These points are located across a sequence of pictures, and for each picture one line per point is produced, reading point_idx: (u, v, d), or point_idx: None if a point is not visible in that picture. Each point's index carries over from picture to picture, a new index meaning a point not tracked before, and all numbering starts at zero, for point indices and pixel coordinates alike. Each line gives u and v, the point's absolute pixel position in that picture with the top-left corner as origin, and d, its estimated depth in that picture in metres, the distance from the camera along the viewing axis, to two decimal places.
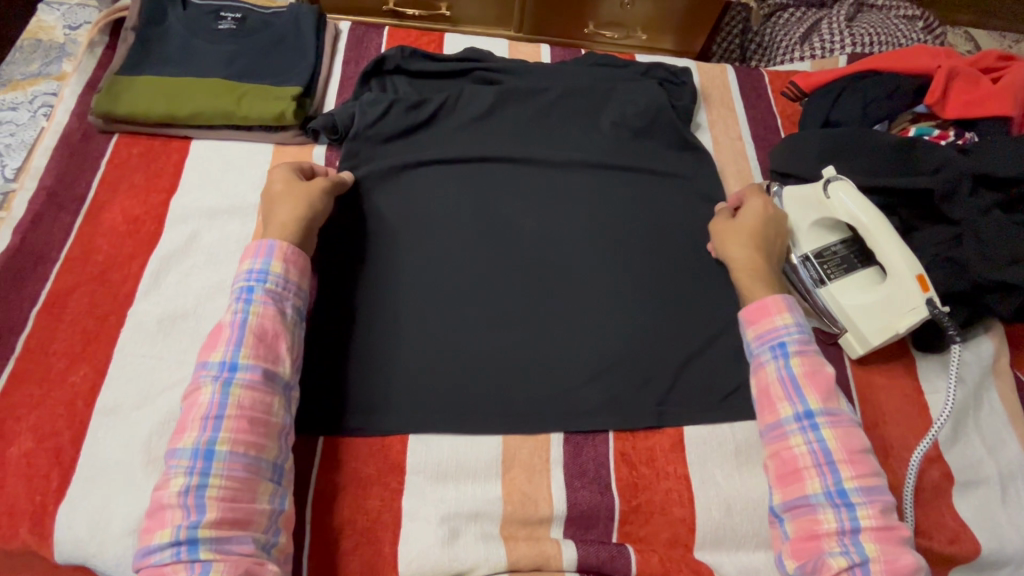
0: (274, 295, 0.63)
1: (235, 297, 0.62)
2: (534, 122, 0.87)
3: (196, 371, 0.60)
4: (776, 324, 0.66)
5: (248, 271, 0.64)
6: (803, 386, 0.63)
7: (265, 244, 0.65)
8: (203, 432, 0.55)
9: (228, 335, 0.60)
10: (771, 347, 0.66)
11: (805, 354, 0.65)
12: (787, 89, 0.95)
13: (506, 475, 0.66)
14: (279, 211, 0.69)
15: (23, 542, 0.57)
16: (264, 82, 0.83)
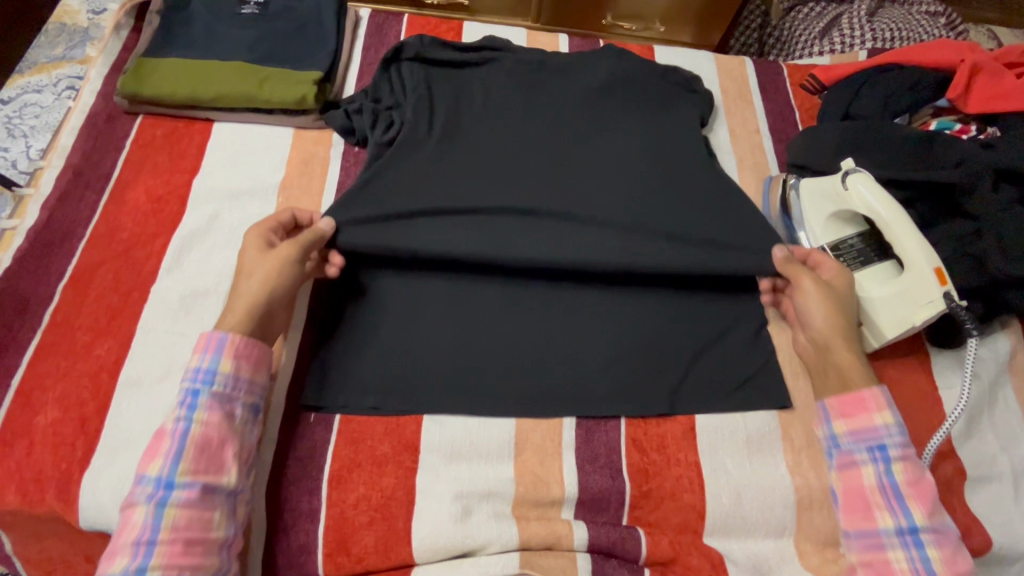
0: (221, 397, 0.58)
1: (179, 399, 0.57)
2: (554, 109, 0.86)
3: (132, 482, 0.56)
4: (876, 421, 0.62)
5: (194, 370, 0.58)
6: (907, 496, 0.60)
7: (214, 337, 0.60)
8: (135, 554, 0.52)
9: (165, 448, 0.55)
10: (868, 447, 0.62)
11: (908, 461, 0.61)
12: (806, 81, 0.96)
13: (518, 456, 0.66)
14: (242, 284, 0.64)
15: (49, 507, 0.59)
16: (286, 66, 0.84)
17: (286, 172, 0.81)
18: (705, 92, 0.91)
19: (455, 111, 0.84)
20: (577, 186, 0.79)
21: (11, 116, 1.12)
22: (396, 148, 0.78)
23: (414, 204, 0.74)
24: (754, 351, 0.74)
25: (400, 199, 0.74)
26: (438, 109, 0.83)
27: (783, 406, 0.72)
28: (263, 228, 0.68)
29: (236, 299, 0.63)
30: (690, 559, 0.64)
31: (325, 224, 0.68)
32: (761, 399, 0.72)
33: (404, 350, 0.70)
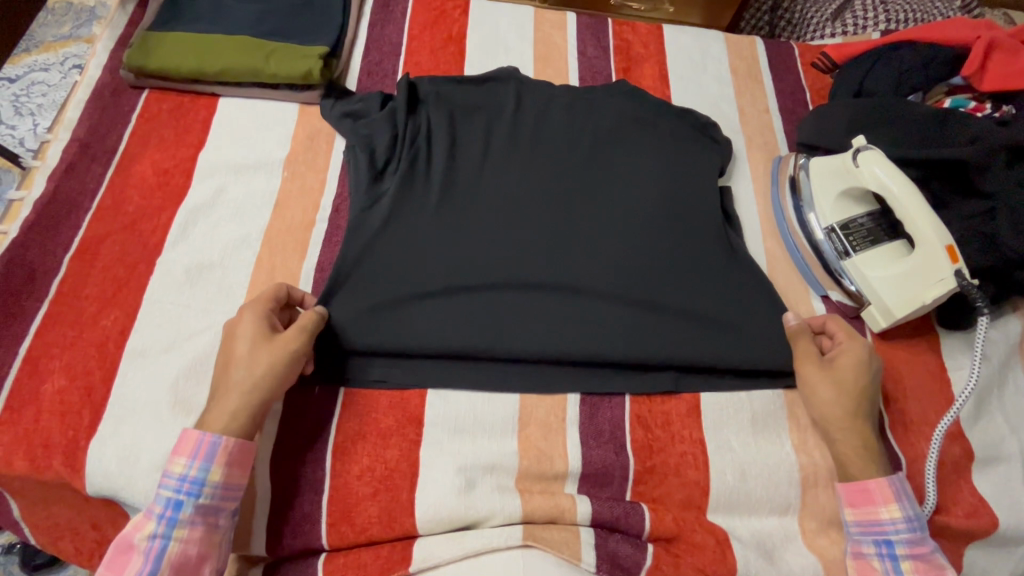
0: (206, 510, 0.56)
1: (158, 511, 0.55)
2: (558, 95, 0.87)
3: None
4: (884, 515, 0.61)
5: (177, 478, 0.56)
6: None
7: (202, 442, 0.56)
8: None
9: (138, 567, 0.53)
10: (875, 539, 0.62)
11: (914, 554, 0.61)
12: (816, 61, 0.95)
13: (522, 431, 0.66)
14: (234, 375, 0.59)
15: (57, 473, 0.60)
16: (291, 40, 0.84)
17: (292, 147, 0.81)
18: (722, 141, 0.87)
19: (453, 145, 0.81)
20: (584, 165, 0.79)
21: (19, 95, 1.12)
22: (399, 192, 0.75)
23: (420, 202, 0.75)
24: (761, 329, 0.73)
25: (406, 223, 0.73)
26: (437, 151, 0.79)
27: (789, 385, 0.71)
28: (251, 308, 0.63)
29: (226, 393, 0.59)
30: (694, 536, 0.64)
31: (317, 315, 0.64)
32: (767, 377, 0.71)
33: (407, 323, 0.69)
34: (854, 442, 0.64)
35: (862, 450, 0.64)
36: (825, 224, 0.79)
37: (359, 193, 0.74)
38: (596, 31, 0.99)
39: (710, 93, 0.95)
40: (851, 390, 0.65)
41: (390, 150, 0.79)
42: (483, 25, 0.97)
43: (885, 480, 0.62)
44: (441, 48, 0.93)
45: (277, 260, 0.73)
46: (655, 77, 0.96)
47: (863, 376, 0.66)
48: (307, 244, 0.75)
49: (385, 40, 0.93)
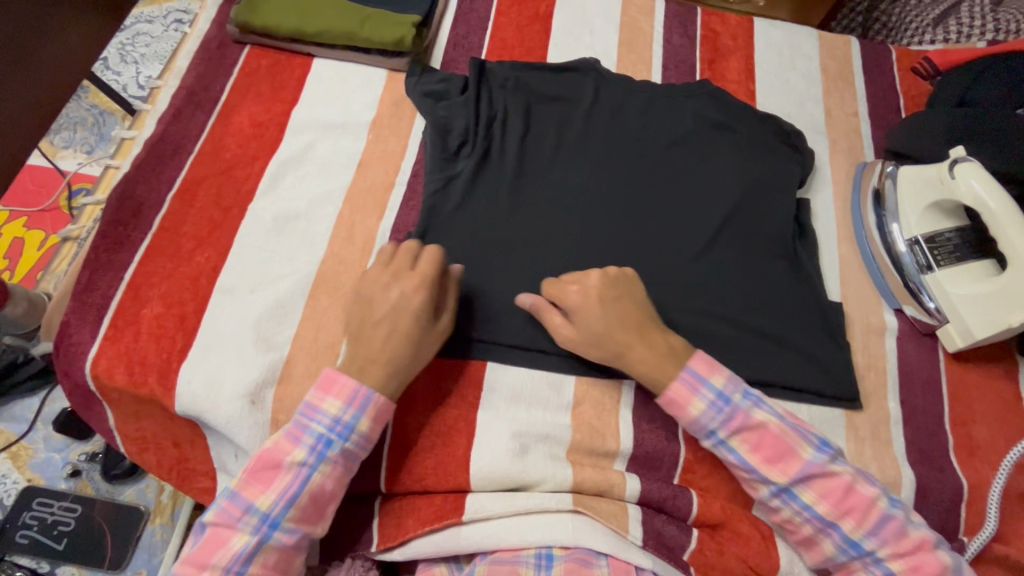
0: (349, 454, 0.60)
1: (312, 443, 0.59)
2: (636, 88, 0.88)
3: (230, 495, 0.58)
4: (693, 417, 0.62)
5: (331, 419, 0.60)
6: (772, 477, 0.60)
7: (359, 393, 0.60)
8: (229, 567, 0.56)
9: (284, 486, 0.58)
10: (707, 435, 0.63)
11: (736, 435, 0.61)
12: (917, 66, 0.90)
13: (576, 407, 0.68)
14: (371, 347, 0.62)
15: (150, 389, 0.65)
16: (386, 7, 0.86)
17: (378, 110, 0.84)
18: (805, 149, 0.86)
19: (526, 133, 0.83)
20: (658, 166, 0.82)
21: (124, 44, 1.20)
22: (473, 174, 0.78)
23: (492, 184, 0.78)
24: (824, 337, 0.74)
25: (479, 205, 0.77)
26: (510, 139, 0.82)
27: (851, 399, 0.71)
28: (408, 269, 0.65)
29: (369, 366, 0.61)
30: (741, 526, 0.64)
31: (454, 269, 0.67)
32: (827, 385, 0.71)
33: (476, 290, 0.72)
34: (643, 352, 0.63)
35: (654, 368, 0.62)
36: (909, 236, 0.76)
37: (435, 176, 0.78)
38: (683, 19, 0.98)
39: (797, 91, 0.93)
40: (602, 331, 0.63)
41: (467, 131, 0.82)
42: (570, 6, 0.97)
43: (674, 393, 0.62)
44: (527, 25, 0.94)
45: (357, 218, 0.76)
46: (741, 70, 0.94)
47: (599, 296, 0.64)
48: (386, 206, 0.78)
49: (473, 13, 0.94)
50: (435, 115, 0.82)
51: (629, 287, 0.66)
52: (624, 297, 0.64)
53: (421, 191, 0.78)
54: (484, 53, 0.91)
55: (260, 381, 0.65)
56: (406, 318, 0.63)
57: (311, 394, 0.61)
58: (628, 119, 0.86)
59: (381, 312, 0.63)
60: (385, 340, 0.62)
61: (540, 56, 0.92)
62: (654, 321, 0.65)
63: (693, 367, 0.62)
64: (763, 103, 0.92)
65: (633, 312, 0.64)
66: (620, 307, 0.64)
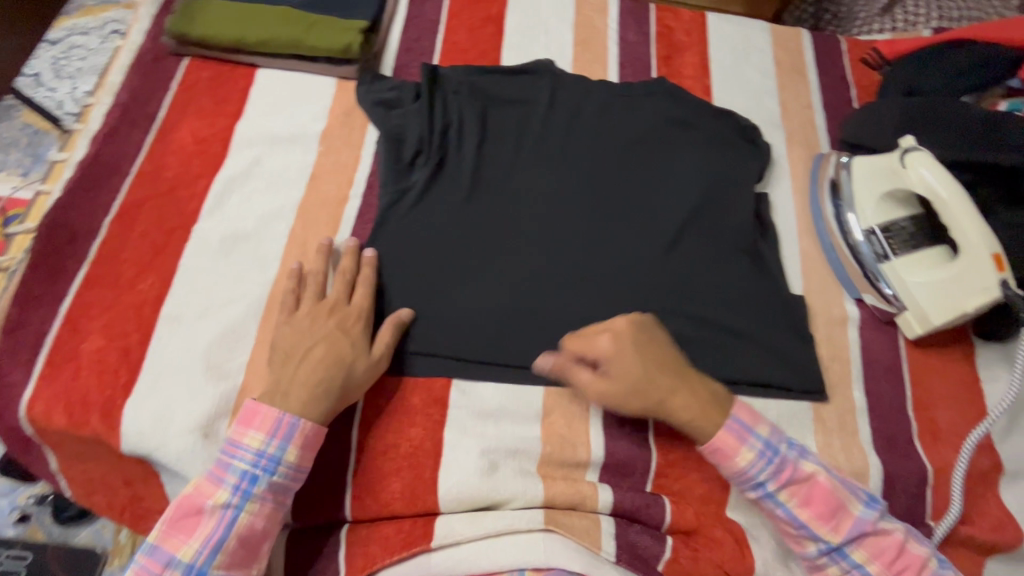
0: (277, 488, 0.58)
1: (234, 483, 0.56)
2: (593, 89, 0.87)
3: (151, 548, 0.56)
4: (736, 459, 0.60)
5: (253, 455, 0.57)
6: (806, 520, 0.60)
7: (279, 424, 0.58)
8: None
9: (207, 532, 0.56)
10: (752, 485, 0.61)
11: (776, 480, 0.60)
12: (866, 57, 0.92)
13: (546, 419, 0.67)
14: (297, 370, 0.60)
15: (93, 429, 0.61)
16: (331, 13, 0.83)
17: (328, 121, 0.81)
18: (762, 143, 0.86)
19: (483, 139, 0.82)
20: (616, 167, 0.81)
21: (58, 58, 1.14)
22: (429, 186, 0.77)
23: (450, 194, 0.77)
24: (788, 331, 0.74)
25: (437, 217, 0.75)
26: (466, 146, 0.80)
27: (816, 392, 0.71)
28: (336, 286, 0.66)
29: (294, 390, 0.59)
30: (714, 531, 0.64)
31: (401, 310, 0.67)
32: (793, 379, 0.71)
33: (438, 304, 0.70)
34: (680, 389, 0.61)
35: (697, 410, 0.61)
36: (865, 226, 0.77)
37: (390, 189, 0.76)
38: (637, 16, 0.97)
39: (752, 85, 0.93)
40: (638, 380, 0.61)
41: (422, 140, 0.79)
42: (524, 6, 0.95)
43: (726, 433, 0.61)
44: (480, 27, 0.92)
45: (310, 235, 0.73)
46: (697, 66, 0.94)
47: (667, 362, 0.62)
48: (340, 221, 0.75)
49: (423, 17, 0.92)
50: (388, 125, 0.80)
51: (652, 332, 0.63)
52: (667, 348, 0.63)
53: (376, 204, 0.76)
54: (437, 57, 0.89)
55: (212, 413, 0.62)
56: (329, 329, 0.63)
57: (232, 430, 0.59)
58: (586, 121, 0.85)
59: (300, 328, 0.63)
60: (309, 352, 0.61)
61: (495, 59, 0.90)
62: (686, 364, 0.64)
63: (738, 416, 0.62)
64: (719, 99, 0.92)
65: (671, 359, 0.62)
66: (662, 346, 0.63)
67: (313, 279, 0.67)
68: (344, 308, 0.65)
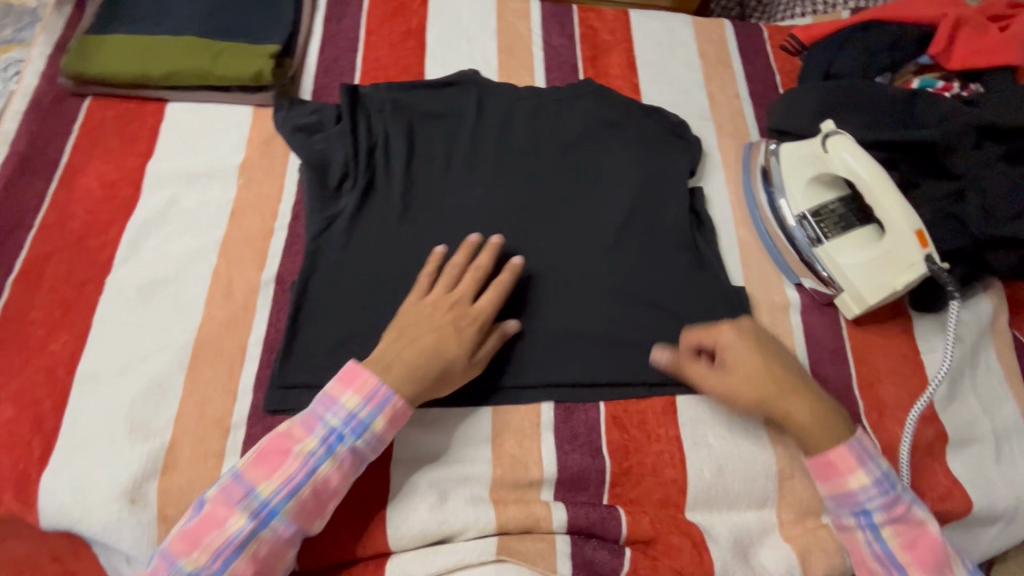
0: (359, 452, 0.58)
1: (323, 434, 0.56)
2: (519, 95, 0.86)
3: (234, 476, 0.55)
4: (881, 492, 0.60)
5: (346, 413, 0.57)
6: (903, 562, 0.59)
7: (378, 392, 0.58)
8: (213, 560, 0.52)
9: (289, 473, 0.55)
10: (852, 510, 0.61)
11: (879, 508, 0.60)
12: (786, 44, 0.93)
13: (495, 440, 0.65)
14: (399, 348, 0.61)
15: (8, 508, 0.57)
16: (239, 39, 0.80)
17: (247, 152, 0.77)
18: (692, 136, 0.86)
19: (412, 156, 0.79)
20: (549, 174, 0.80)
21: None
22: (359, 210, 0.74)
23: (381, 217, 0.74)
24: (735, 323, 0.73)
25: (368, 242, 0.73)
26: (394, 165, 0.78)
27: None
28: (466, 280, 0.65)
29: (392, 367, 0.59)
30: (670, 538, 0.64)
31: (512, 274, 0.66)
32: None
33: (375, 333, 0.67)
34: (761, 381, 0.63)
35: (813, 421, 0.62)
36: (796, 212, 0.77)
37: (318, 217, 0.73)
38: (560, 19, 0.96)
39: (680, 79, 0.93)
40: (757, 378, 0.63)
41: (347, 163, 0.77)
42: (444, 16, 0.93)
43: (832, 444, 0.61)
44: (400, 42, 0.90)
45: (235, 273, 0.70)
46: (624, 64, 0.94)
47: (761, 377, 0.63)
48: (266, 255, 0.72)
49: (341, 35, 0.89)
50: (310, 150, 0.77)
51: (770, 348, 0.65)
52: (762, 351, 0.64)
53: (303, 235, 0.73)
54: (357, 76, 0.86)
55: (139, 475, 0.59)
56: (445, 322, 0.62)
57: (331, 385, 0.59)
58: (515, 129, 0.83)
59: (424, 315, 0.63)
60: (416, 338, 0.61)
61: (418, 73, 0.88)
62: (805, 380, 0.64)
63: (856, 442, 0.61)
64: (648, 95, 0.92)
65: (785, 371, 0.64)
66: (780, 362, 0.64)
67: (452, 271, 0.66)
68: (467, 306, 0.64)
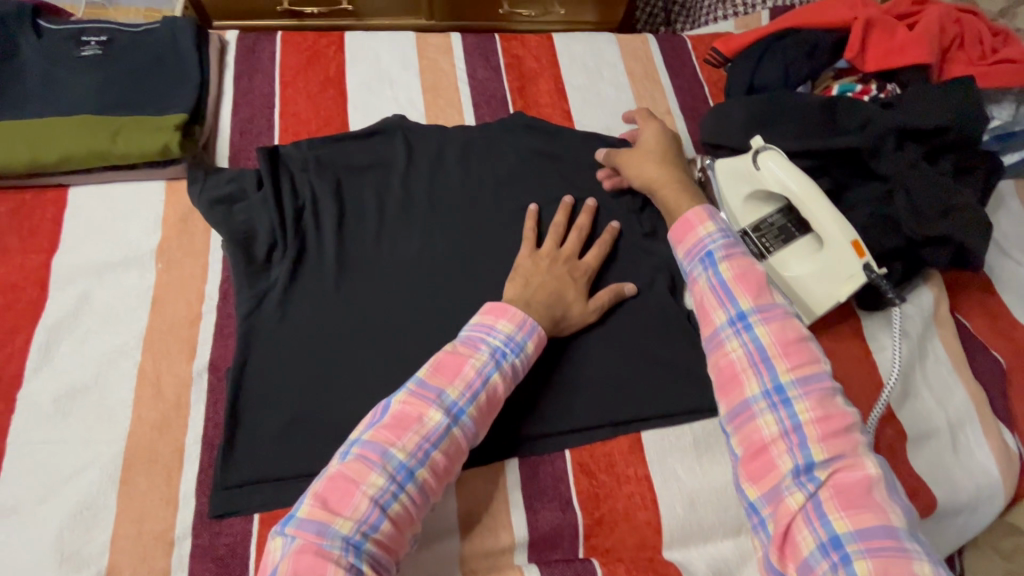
0: (516, 370, 0.62)
1: (490, 351, 0.61)
2: (448, 135, 0.83)
3: (422, 378, 0.58)
4: (775, 304, 0.61)
5: (505, 337, 0.62)
6: (772, 356, 0.58)
7: (529, 320, 0.64)
8: (417, 451, 0.55)
9: (470, 378, 0.59)
10: (730, 319, 0.61)
11: (772, 322, 0.59)
12: (708, 57, 0.93)
13: (462, 509, 0.63)
14: (528, 291, 0.68)
15: None
16: (141, 112, 0.74)
17: (163, 233, 0.73)
18: None
19: (343, 216, 0.76)
20: (488, 218, 0.78)
21: None
22: (292, 282, 0.70)
23: (315, 287, 0.71)
24: (690, 349, 0.73)
25: (305, 315, 0.69)
26: (325, 228, 0.74)
27: None
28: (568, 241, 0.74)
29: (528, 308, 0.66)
30: None
31: (615, 231, 0.76)
32: (702, 399, 0.70)
33: (321, 414, 0.64)
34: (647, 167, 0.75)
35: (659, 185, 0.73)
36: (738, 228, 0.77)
37: (247, 296, 0.68)
38: (483, 51, 0.94)
39: (610, 101, 0.93)
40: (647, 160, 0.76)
41: (274, 232, 0.73)
42: (362, 60, 0.90)
43: (744, 255, 0.63)
44: (319, 92, 0.86)
45: (163, 367, 0.65)
46: (552, 91, 0.92)
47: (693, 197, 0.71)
48: (196, 343, 0.67)
49: (254, 93, 0.85)
50: (232, 221, 0.72)
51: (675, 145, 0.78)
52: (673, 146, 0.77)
53: (234, 315, 0.69)
54: (277, 136, 0.82)
55: None
56: (562, 273, 0.71)
57: (488, 311, 0.64)
58: (448, 173, 0.80)
59: (540, 268, 0.71)
60: (543, 285, 0.69)
61: (341, 124, 0.84)
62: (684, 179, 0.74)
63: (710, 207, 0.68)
64: (581, 121, 0.90)
65: (673, 167, 0.75)
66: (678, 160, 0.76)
67: (558, 231, 0.75)
68: (576, 262, 0.73)
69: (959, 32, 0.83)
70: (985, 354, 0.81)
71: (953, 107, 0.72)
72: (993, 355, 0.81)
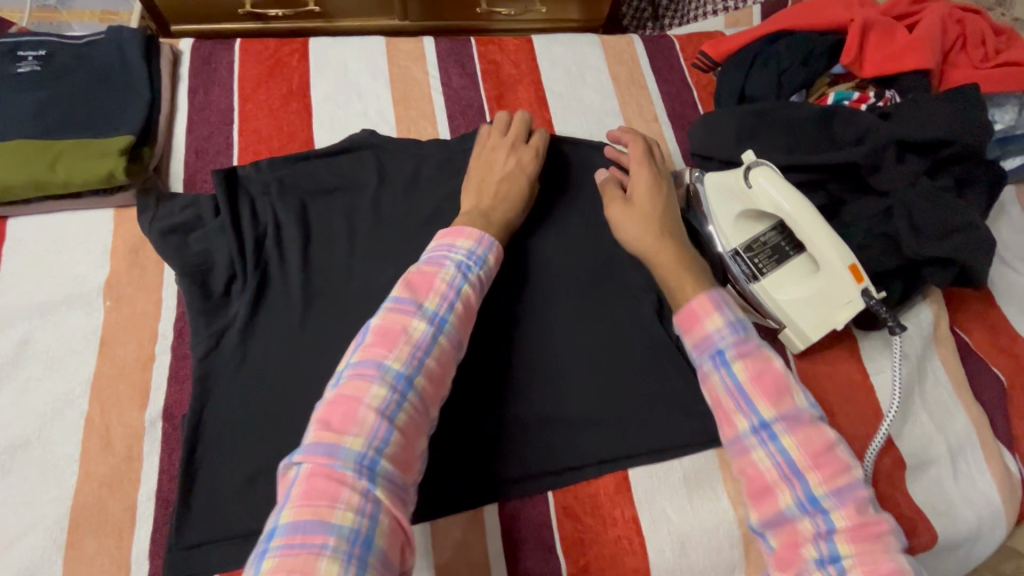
0: (483, 279, 0.61)
1: (456, 263, 0.59)
2: (420, 150, 0.78)
3: (396, 297, 0.54)
4: (798, 407, 0.54)
5: (467, 251, 0.61)
6: (801, 466, 0.52)
7: (485, 235, 0.63)
8: (411, 360, 0.51)
9: (444, 289, 0.56)
10: (754, 428, 0.54)
11: (798, 431, 0.53)
12: (696, 62, 0.88)
13: (440, 561, 0.60)
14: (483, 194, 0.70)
15: None
16: (84, 135, 0.69)
17: (112, 266, 0.68)
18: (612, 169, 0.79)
19: (306, 242, 0.70)
20: None
21: None
22: (251, 317, 0.65)
23: (277, 323, 0.66)
24: (679, 379, 0.68)
25: (266, 354, 0.64)
26: (287, 256, 0.69)
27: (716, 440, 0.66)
28: (500, 158, 0.73)
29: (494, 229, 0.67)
30: None
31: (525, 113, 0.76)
32: (692, 434, 0.66)
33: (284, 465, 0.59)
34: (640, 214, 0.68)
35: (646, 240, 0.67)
36: (729, 247, 0.71)
37: (201, 334, 0.64)
38: (458, 56, 0.89)
39: (593, 108, 0.87)
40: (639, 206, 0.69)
41: (232, 264, 0.67)
42: (328, 70, 0.84)
43: (758, 353, 0.56)
44: (281, 106, 0.80)
45: (112, 416, 0.61)
46: (532, 99, 0.87)
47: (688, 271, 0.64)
48: (149, 388, 0.62)
49: (211, 109, 0.79)
50: (186, 253, 0.67)
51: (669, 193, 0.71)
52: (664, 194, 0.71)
53: (190, 356, 0.64)
54: (235, 155, 0.76)
55: None
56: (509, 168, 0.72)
57: (442, 235, 0.62)
58: (420, 192, 0.75)
59: (489, 172, 0.72)
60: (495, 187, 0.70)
61: (305, 141, 0.79)
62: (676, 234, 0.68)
63: (716, 293, 0.60)
64: (562, 131, 0.85)
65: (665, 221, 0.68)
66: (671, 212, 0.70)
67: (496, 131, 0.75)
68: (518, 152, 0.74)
69: (961, 33, 0.78)
70: (987, 372, 0.78)
71: (958, 118, 0.68)
72: (994, 372, 0.78)
